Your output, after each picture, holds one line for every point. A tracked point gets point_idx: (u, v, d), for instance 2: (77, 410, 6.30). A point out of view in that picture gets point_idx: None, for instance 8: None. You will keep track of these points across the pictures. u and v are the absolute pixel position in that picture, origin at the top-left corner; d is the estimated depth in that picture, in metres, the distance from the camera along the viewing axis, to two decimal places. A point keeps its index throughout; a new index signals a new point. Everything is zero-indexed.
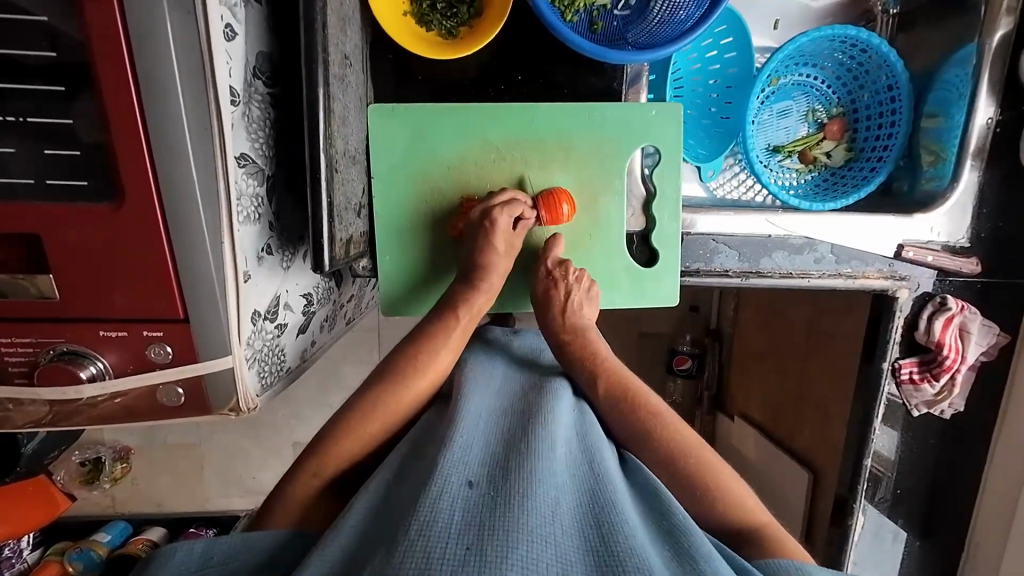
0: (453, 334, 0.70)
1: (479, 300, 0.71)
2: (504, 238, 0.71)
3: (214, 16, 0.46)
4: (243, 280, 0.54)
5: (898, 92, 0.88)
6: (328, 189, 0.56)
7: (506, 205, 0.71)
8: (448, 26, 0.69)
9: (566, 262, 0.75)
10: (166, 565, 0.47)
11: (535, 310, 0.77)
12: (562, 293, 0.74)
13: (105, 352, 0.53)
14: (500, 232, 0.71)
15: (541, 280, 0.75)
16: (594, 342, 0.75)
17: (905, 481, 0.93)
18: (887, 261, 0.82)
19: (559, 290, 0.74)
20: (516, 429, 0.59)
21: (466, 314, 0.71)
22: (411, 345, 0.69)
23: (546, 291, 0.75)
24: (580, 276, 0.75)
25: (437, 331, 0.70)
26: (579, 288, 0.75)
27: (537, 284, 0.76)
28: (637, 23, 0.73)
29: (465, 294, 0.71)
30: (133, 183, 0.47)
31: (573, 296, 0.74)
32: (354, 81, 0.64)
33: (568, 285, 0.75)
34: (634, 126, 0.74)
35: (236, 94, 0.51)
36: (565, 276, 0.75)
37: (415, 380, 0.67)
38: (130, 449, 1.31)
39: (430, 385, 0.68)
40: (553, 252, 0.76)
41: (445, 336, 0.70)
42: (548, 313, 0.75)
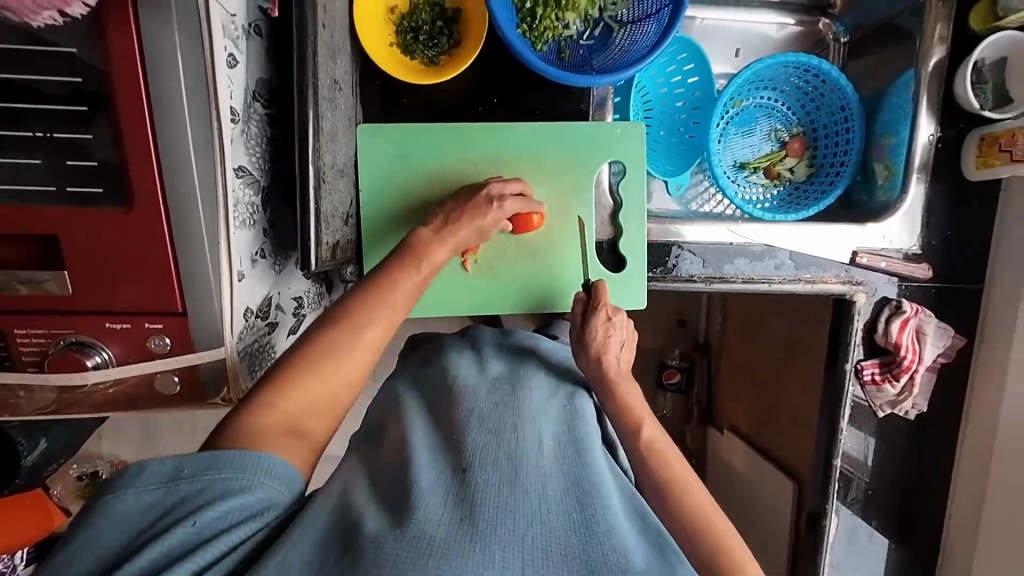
0: (412, 281, 0.67)
1: (441, 252, 0.69)
2: (496, 213, 0.74)
3: (219, 48, 0.53)
4: (237, 278, 0.59)
5: (850, 113, 0.95)
6: (316, 197, 0.62)
7: (512, 189, 0.75)
8: (430, 55, 0.76)
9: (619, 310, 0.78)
10: (134, 481, 0.49)
11: (582, 353, 0.75)
12: (611, 338, 0.75)
13: (109, 343, 0.58)
14: (494, 208, 0.73)
15: (599, 326, 0.76)
16: (630, 388, 0.73)
17: (878, 483, 0.96)
18: (843, 267, 0.88)
19: (614, 340, 0.75)
20: (507, 422, 0.64)
21: (427, 267, 0.68)
22: (369, 287, 0.65)
23: (603, 338, 0.75)
24: (629, 327, 0.78)
25: (394, 277, 0.66)
26: (628, 338, 0.77)
27: (592, 329, 0.76)
28: (601, 51, 0.80)
29: (430, 243, 0.69)
30: (143, 189, 0.54)
31: (624, 348, 0.76)
32: (343, 104, 0.72)
33: (618, 331, 0.76)
34: (601, 142, 0.81)
35: (237, 114, 0.58)
36: (620, 325, 0.76)
37: (371, 326, 0.63)
38: (127, 462, 1.35)
39: (384, 335, 0.64)
40: (604, 299, 0.78)
41: (401, 282, 0.66)
42: (602, 359, 0.74)
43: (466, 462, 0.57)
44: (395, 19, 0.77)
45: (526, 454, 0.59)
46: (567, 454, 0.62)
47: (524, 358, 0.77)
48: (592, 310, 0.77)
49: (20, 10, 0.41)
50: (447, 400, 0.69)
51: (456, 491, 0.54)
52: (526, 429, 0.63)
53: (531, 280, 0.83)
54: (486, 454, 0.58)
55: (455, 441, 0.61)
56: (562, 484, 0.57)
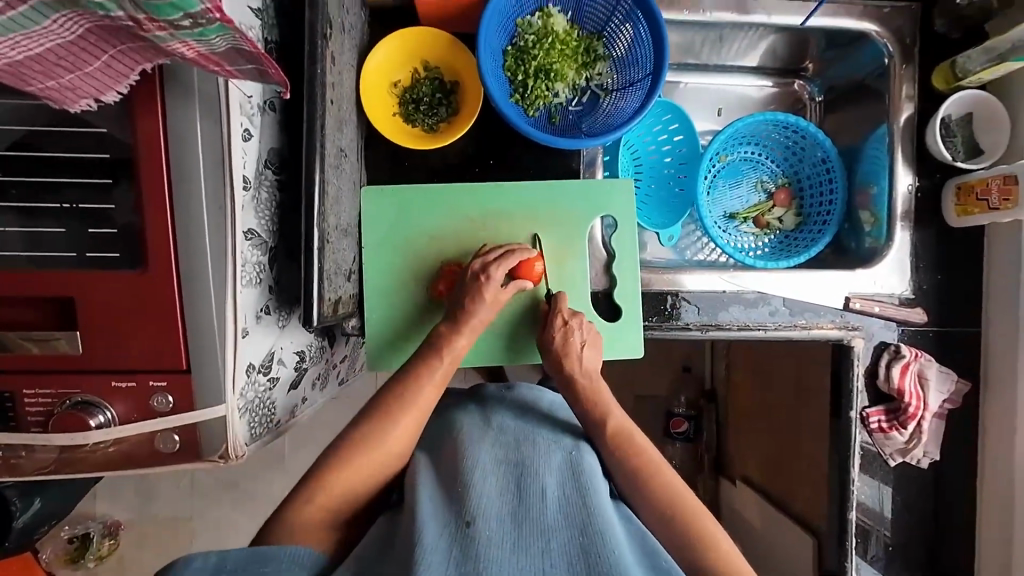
0: (436, 373, 0.73)
1: (459, 343, 0.75)
2: (493, 293, 0.76)
3: (235, 125, 0.58)
4: (241, 335, 0.62)
5: (832, 165, 0.99)
6: (319, 257, 0.65)
7: (498, 260, 0.78)
8: (430, 122, 0.83)
9: (578, 313, 0.80)
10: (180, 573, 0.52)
11: (550, 361, 0.78)
12: (575, 344, 0.78)
13: (114, 402, 0.59)
14: (491, 286, 0.76)
15: (557, 331, 0.78)
16: (604, 387, 0.77)
17: (899, 538, 0.91)
18: (838, 313, 0.89)
19: (576, 342, 0.78)
20: (511, 473, 0.64)
21: (448, 356, 0.74)
22: (403, 381, 0.72)
23: (563, 341, 0.78)
24: (591, 328, 0.80)
25: (421, 371, 0.73)
26: (590, 338, 0.79)
27: (552, 334, 0.79)
28: (589, 115, 0.86)
29: (450, 336, 0.75)
30: (157, 254, 0.57)
31: (588, 347, 0.78)
32: (349, 169, 0.77)
33: (579, 335, 0.79)
34: (592, 199, 0.85)
35: (249, 182, 0.62)
36: (580, 326, 0.79)
37: (405, 417, 0.70)
38: (120, 524, 1.33)
39: (417, 423, 0.71)
40: (564, 305, 0.80)
41: (428, 376, 0.73)
42: (566, 363, 0.77)
43: (470, 514, 0.57)
44: (397, 92, 0.83)
45: (530, 505, 0.59)
46: (573, 498, 0.61)
47: (529, 414, 0.76)
48: (550, 319, 0.80)
49: (59, 98, 0.46)
50: (452, 452, 0.69)
51: (460, 546, 0.54)
52: (530, 477, 0.63)
53: (526, 330, 0.85)
54: (491, 506, 0.58)
55: (460, 489, 0.61)
56: (567, 534, 0.56)
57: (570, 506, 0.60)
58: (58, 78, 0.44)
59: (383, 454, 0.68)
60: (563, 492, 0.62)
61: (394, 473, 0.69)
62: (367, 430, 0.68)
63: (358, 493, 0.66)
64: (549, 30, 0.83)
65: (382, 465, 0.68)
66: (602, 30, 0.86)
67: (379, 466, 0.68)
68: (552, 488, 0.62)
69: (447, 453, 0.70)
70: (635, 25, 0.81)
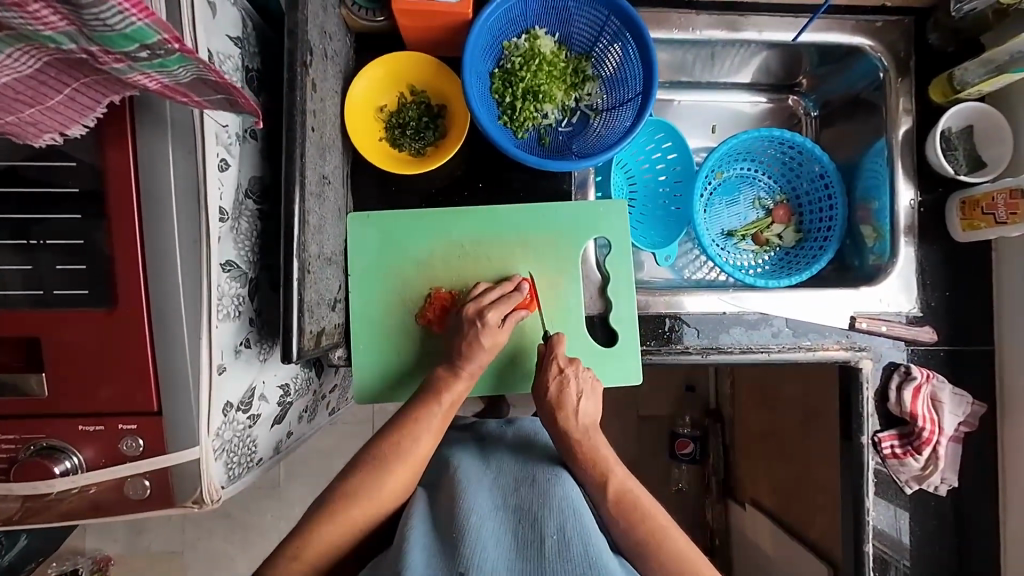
0: (434, 418, 0.71)
1: (459, 386, 0.74)
2: (491, 337, 0.74)
3: (210, 155, 0.57)
4: (217, 372, 0.59)
5: (830, 180, 0.97)
6: (299, 288, 0.63)
7: (495, 303, 0.75)
8: (417, 146, 0.82)
9: (575, 360, 0.77)
10: None
11: (544, 413, 0.74)
12: (572, 394, 0.74)
13: (82, 447, 0.57)
14: (489, 332, 0.74)
15: (552, 379, 0.75)
16: (601, 441, 0.72)
17: (921, 571, 0.86)
18: (844, 333, 0.85)
19: (572, 392, 0.74)
20: (508, 521, 0.59)
21: (447, 401, 0.73)
22: (399, 424, 0.70)
23: (558, 393, 0.74)
24: (588, 374, 0.77)
25: (419, 415, 0.71)
26: (588, 387, 0.76)
27: (547, 383, 0.75)
28: (580, 136, 0.85)
29: (448, 380, 0.74)
30: (126, 290, 0.55)
31: (584, 398, 0.74)
32: (332, 196, 0.75)
33: (578, 385, 0.75)
34: (585, 221, 0.83)
35: (226, 213, 0.60)
36: (576, 374, 0.76)
37: (398, 466, 0.67)
38: (110, 559, 1.28)
39: (411, 475, 0.68)
40: (560, 350, 0.77)
41: (427, 421, 0.70)
42: (561, 418, 0.73)
43: (462, 565, 0.51)
44: (383, 117, 0.82)
45: (526, 558, 0.54)
46: (573, 542, 0.55)
47: (527, 450, 0.74)
48: (545, 364, 0.76)
49: (21, 133, 0.44)
50: (446, 492, 0.64)
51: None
52: (527, 524, 0.58)
53: (520, 357, 0.82)
54: (485, 556, 0.53)
55: (451, 538, 0.56)
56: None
57: (570, 554, 0.54)
58: (17, 113, 0.42)
59: (371, 495, 0.65)
60: (563, 536, 0.56)
61: (381, 514, 0.65)
62: (356, 479, 0.65)
63: (343, 536, 0.63)
64: (536, 52, 0.82)
65: (371, 507, 0.65)
66: (591, 51, 0.84)
67: (364, 506, 0.64)
68: (551, 533, 0.56)
69: (441, 491, 0.66)
70: (623, 46, 0.80)
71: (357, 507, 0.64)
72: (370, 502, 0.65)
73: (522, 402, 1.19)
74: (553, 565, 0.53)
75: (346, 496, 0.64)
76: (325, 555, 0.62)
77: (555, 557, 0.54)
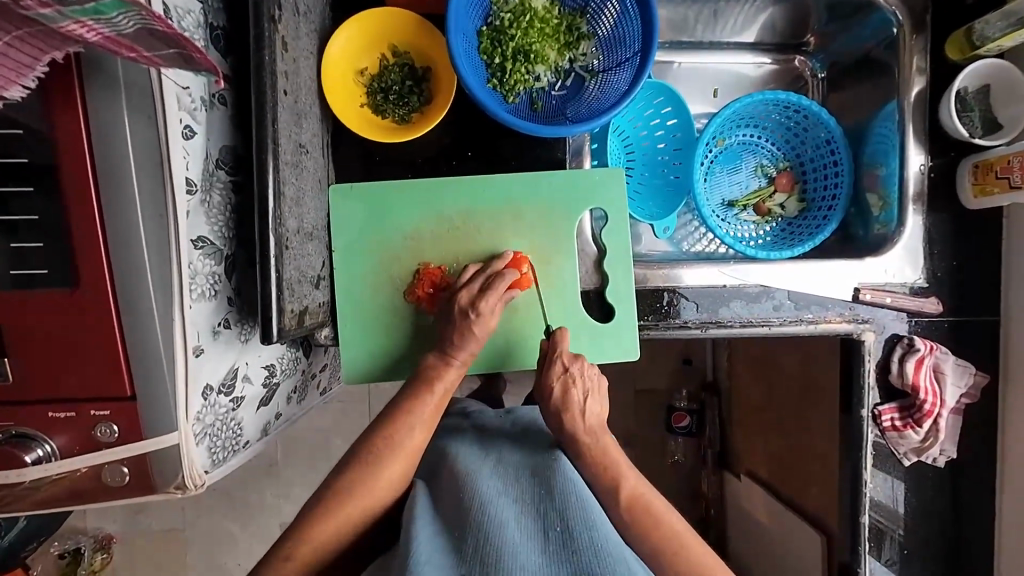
0: (428, 407, 0.69)
1: (452, 375, 0.72)
2: (482, 326, 0.72)
3: (173, 122, 0.52)
4: (193, 354, 0.56)
5: (836, 145, 0.93)
6: (278, 265, 0.59)
7: (486, 289, 0.73)
8: (401, 113, 0.77)
9: (580, 358, 0.72)
10: None
11: (549, 415, 0.70)
12: (578, 395, 0.70)
13: (54, 435, 0.54)
14: (481, 321, 0.72)
15: (557, 379, 0.71)
16: (611, 442, 0.69)
17: (917, 541, 0.86)
18: (847, 305, 0.83)
19: (577, 393, 0.70)
20: (512, 510, 0.57)
21: (439, 389, 0.71)
22: (396, 409, 0.69)
23: (563, 392, 0.70)
24: (594, 372, 0.72)
25: (412, 406, 0.69)
26: (593, 385, 0.71)
27: (550, 385, 0.70)
28: (575, 100, 0.80)
29: (440, 368, 0.71)
30: (89, 269, 0.51)
31: (590, 399, 0.70)
32: (311, 167, 0.71)
33: (584, 384, 0.71)
34: (580, 191, 0.79)
35: (194, 185, 0.56)
36: (582, 373, 0.71)
37: (393, 453, 0.65)
38: (112, 538, 1.28)
39: (408, 464, 0.67)
40: (564, 346, 0.73)
41: (421, 405, 0.69)
42: (567, 419, 0.69)
43: (468, 563, 0.51)
44: (364, 80, 0.77)
45: (530, 547, 0.52)
46: (577, 532, 0.54)
47: (528, 437, 0.74)
48: (549, 365, 0.72)
49: None
50: (450, 479, 0.64)
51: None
52: (530, 517, 0.57)
53: (513, 335, 0.80)
54: (490, 548, 0.51)
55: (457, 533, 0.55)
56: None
57: (574, 546, 0.52)
58: None
59: (367, 482, 0.63)
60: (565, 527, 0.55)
61: (377, 501, 0.64)
62: (351, 474, 0.64)
63: (338, 525, 0.61)
64: (526, 8, 0.76)
65: (366, 494, 0.63)
66: (586, 6, 0.79)
67: (355, 491, 0.63)
68: (555, 526, 0.55)
69: (442, 483, 0.64)
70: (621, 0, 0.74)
71: (353, 495, 0.62)
72: (366, 492, 0.63)
73: (518, 378, 1.17)
74: (557, 560, 0.51)
75: (343, 485, 0.63)
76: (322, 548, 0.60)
77: (560, 551, 0.52)
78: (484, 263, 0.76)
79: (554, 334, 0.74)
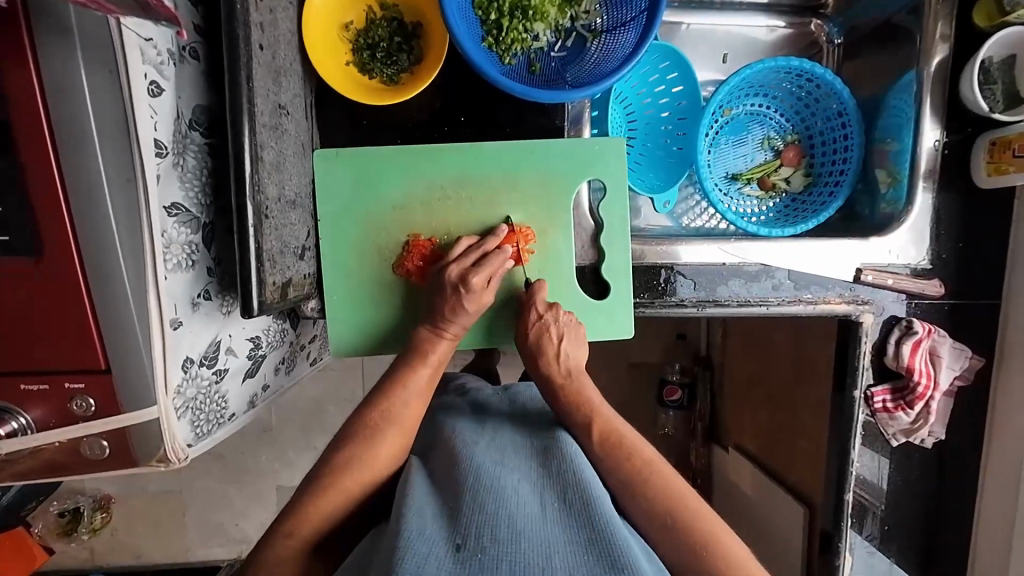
0: (420, 380, 0.69)
1: (444, 347, 0.71)
2: (475, 302, 0.70)
3: (137, 77, 0.48)
4: (170, 327, 0.54)
5: (848, 118, 0.88)
6: (257, 235, 0.56)
7: (477, 265, 0.70)
8: (389, 73, 0.72)
9: (555, 304, 0.74)
10: None
11: (526, 358, 0.74)
12: (553, 339, 0.73)
13: (29, 407, 0.53)
14: (472, 297, 0.70)
15: (532, 327, 0.73)
16: (586, 382, 0.71)
17: (897, 518, 0.88)
18: (847, 286, 0.81)
19: (552, 337, 0.73)
20: (511, 478, 0.56)
21: (431, 363, 0.70)
22: (388, 386, 0.68)
23: (537, 339, 0.73)
24: (570, 318, 0.74)
25: (402, 380, 0.68)
26: (569, 330, 0.74)
27: (526, 330, 0.73)
28: (575, 62, 0.75)
29: (432, 342, 0.71)
30: (53, 237, 0.48)
31: (565, 342, 0.73)
32: (292, 129, 0.67)
33: (559, 329, 0.73)
34: (579, 162, 0.75)
35: (163, 147, 0.52)
36: (556, 319, 0.73)
37: (388, 431, 0.65)
38: (110, 498, 1.29)
39: (403, 442, 0.66)
40: (540, 296, 0.74)
41: (409, 383, 0.68)
42: (542, 361, 0.72)
43: (461, 535, 0.49)
44: (350, 36, 0.72)
45: (528, 514, 0.51)
46: (576, 502, 0.53)
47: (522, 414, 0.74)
48: (525, 312, 0.74)
49: None
50: (445, 453, 0.64)
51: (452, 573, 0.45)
52: (528, 485, 0.56)
53: (505, 310, 0.78)
54: (489, 516, 0.50)
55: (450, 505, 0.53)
56: (574, 549, 0.48)
57: (573, 515, 0.52)
58: None
59: (361, 463, 0.62)
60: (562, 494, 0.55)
61: (370, 478, 0.63)
62: (342, 456, 0.63)
63: (330, 501, 0.61)
64: None
65: (358, 471, 0.62)
66: None
67: (342, 469, 0.62)
68: (554, 495, 0.55)
69: (437, 459, 0.64)
70: None
71: (342, 472, 0.62)
72: (358, 472, 0.62)
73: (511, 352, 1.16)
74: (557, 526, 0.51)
75: (335, 464, 0.62)
76: (317, 525, 0.60)
77: (560, 518, 0.52)
78: (479, 238, 0.73)
79: (531, 285, 0.75)
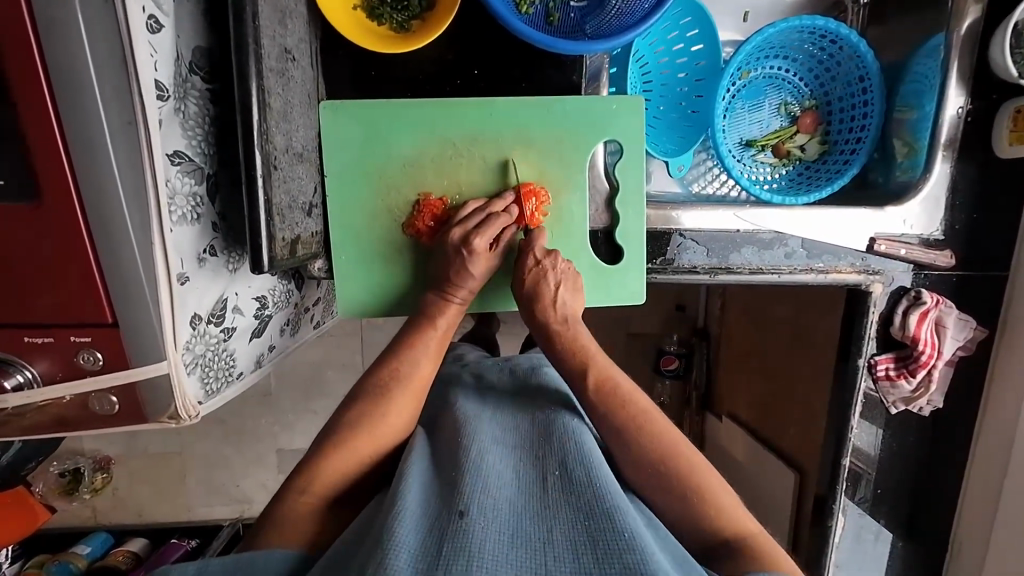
0: (430, 343, 0.69)
1: (452, 312, 0.71)
2: (476, 262, 0.69)
3: (134, 10, 0.45)
4: (178, 282, 0.52)
5: (870, 83, 0.86)
6: (266, 187, 0.54)
7: (481, 227, 0.69)
8: (400, 19, 0.67)
9: (554, 252, 0.71)
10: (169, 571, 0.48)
11: (523, 305, 0.71)
12: (550, 286, 0.70)
13: (33, 361, 0.52)
14: (478, 259, 0.69)
15: (529, 273, 0.70)
16: (581, 330, 0.71)
17: (887, 482, 0.91)
18: (860, 255, 0.80)
19: (549, 283, 0.70)
20: (514, 456, 0.57)
21: (440, 327, 0.70)
22: (397, 348, 0.69)
23: (535, 284, 0.70)
24: (568, 267, 0.72)
25: (413, 346, 0.69)
26: (567, 277, 0.71)
27: (523, 276, 0.71)
28: (595, 13, 0.71)
29: (438, 305, 0.70)
30: (55, 183, 0.46)
31: (562, 288, 0.71)
32: (298, 77, 0.63)
33: (556, 277, 0.70)
34: (595, 120, 0.72)
35: (165, 90, 0.49)
36: (554, 266, 0.71)
37: (397, 394, 0.65)
38: (111, 459, 1.29)
39: (412, 405, 0.66)
40: (540, 243, 0.71)
41: (422, 348, 0.69)
42: (539, 309, 0.70)
43: (463, 501, 0.49)
44: None
45: (531, 492, 0.52)
46: (576, 477, 0.54)
47: (526, 388, 0.73)
48: (521, 258, 0.71)
49: None
50: (450, 425, 0.64)
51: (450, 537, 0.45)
52: (527, 465, 0.56)
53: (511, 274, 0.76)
54: (489, 492, 0.50)
55: (453, 479, 0.53)
56: (572, 522, 0.48)
57: (572, 490, 0.52)
58: None
59: (375, 423, 0.63)
60: (565, 472, 0.55)
61: (378, 439, 0.63)
62: (355, 412, 0.64)
63: (340, 462, 0.61)
64: None
65: (373, 430, 0.63)
66: None
67: (356, 434, 0.62)
68: (553, 472, 0.55)
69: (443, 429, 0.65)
70: None
71: (356, 436, 0.62)
72: (370, 433, 0.63)
73: (513, 319, 1.15)
74: (555, 503, 0.51)
75: (345, 425, 0.63)
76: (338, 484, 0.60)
77: (558, 495, 0.52)
78: (487, 200, 0.71)
79: (530, 232, 0.72)
